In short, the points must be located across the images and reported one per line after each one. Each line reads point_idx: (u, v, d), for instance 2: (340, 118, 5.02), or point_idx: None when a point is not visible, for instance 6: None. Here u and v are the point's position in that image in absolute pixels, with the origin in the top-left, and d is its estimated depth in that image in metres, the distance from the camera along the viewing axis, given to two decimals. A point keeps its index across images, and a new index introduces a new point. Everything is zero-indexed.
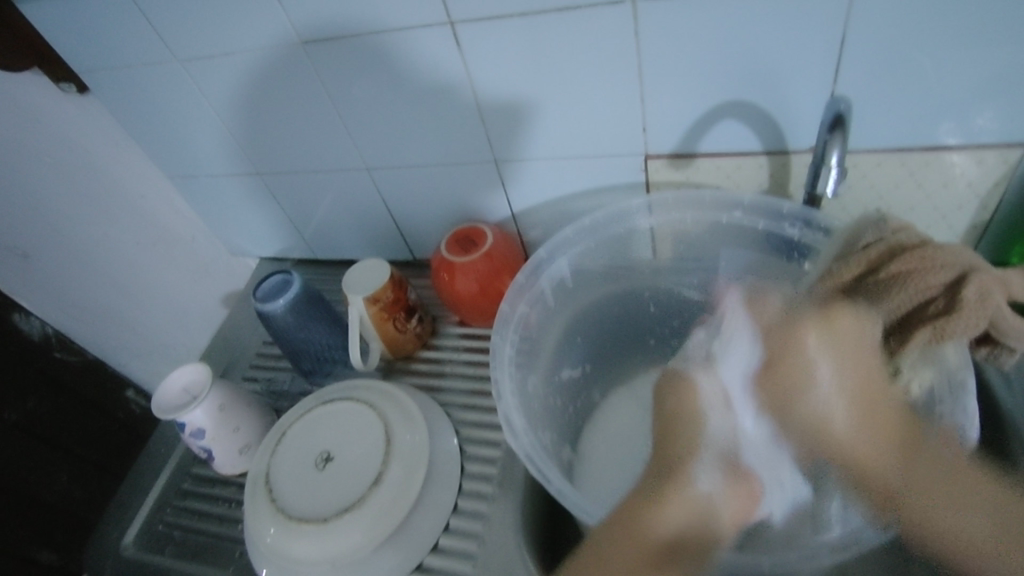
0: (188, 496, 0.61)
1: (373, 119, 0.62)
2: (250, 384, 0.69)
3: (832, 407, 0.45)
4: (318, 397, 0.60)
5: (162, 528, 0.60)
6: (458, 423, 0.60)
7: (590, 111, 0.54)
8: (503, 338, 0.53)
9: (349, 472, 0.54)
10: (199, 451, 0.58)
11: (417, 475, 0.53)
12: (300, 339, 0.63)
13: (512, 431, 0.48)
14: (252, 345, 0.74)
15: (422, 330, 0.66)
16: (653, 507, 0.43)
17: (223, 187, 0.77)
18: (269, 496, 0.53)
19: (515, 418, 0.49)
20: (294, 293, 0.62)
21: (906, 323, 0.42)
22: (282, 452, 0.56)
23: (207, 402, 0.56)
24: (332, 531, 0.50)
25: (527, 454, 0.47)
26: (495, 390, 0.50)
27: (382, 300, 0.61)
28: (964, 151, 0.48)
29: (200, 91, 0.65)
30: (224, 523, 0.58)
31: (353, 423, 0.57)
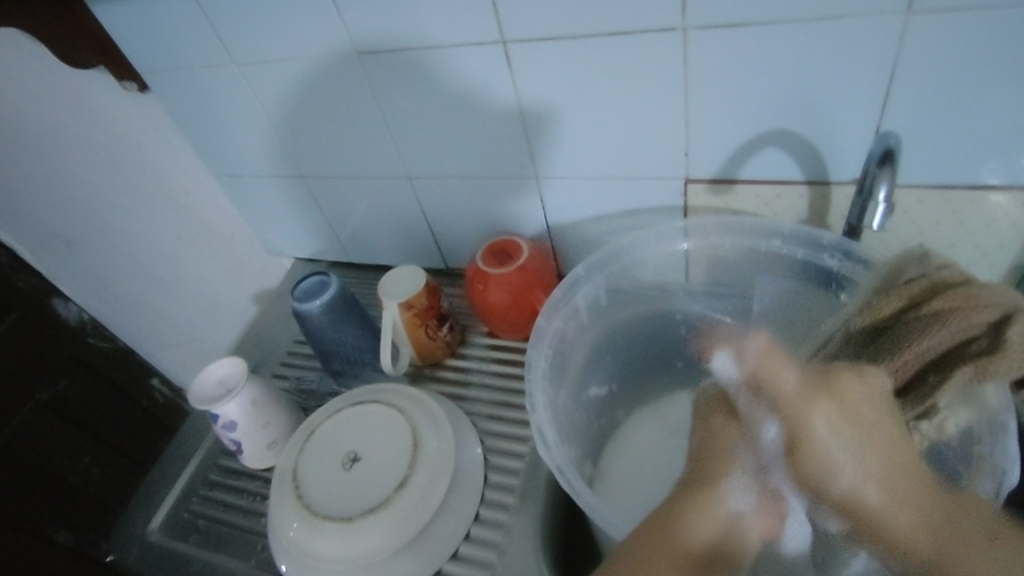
0: (215, 487, 0.62)
1: (418, 130, 0.63)
2: (280, 381, 0.71)
3: (861, 494, 0.41)
4: (347, 398, 0.61)
5: (187, 517, 0.61)
6: (484, 433, 0.60)
7: (632, 133, 0.55)
8: (537, 350, 0.53)
9: (375, 474, 0.54)
10: (229, 443, 0.59)
11: (442, 481, 0.53)
12: (333, 339, 0.65)
13: (543, 443, 0.48)
14: (283, 343, 0.75)
15: (452, 338, 0.67)
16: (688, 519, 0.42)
17: (265, 188, 0.79)
18: (296, 492, 0.54)
19: (548, 431, 0.49)
20: (331, 294, 0.63)
21: (946, 361, 0.42)
22: (310, 450, 0.57)
23: (240, 396, 0.57)
24: (355, 530, 0.51)
25: (557, 466, 0.47)
26: (528, 402, 0.50)
27: (416, 306, 0.62)
28: (1008, 191, 0.48)
29: (252, 94, 0.67)
30: (248, 515, 0.59)
31: (382, 425, 0.58)
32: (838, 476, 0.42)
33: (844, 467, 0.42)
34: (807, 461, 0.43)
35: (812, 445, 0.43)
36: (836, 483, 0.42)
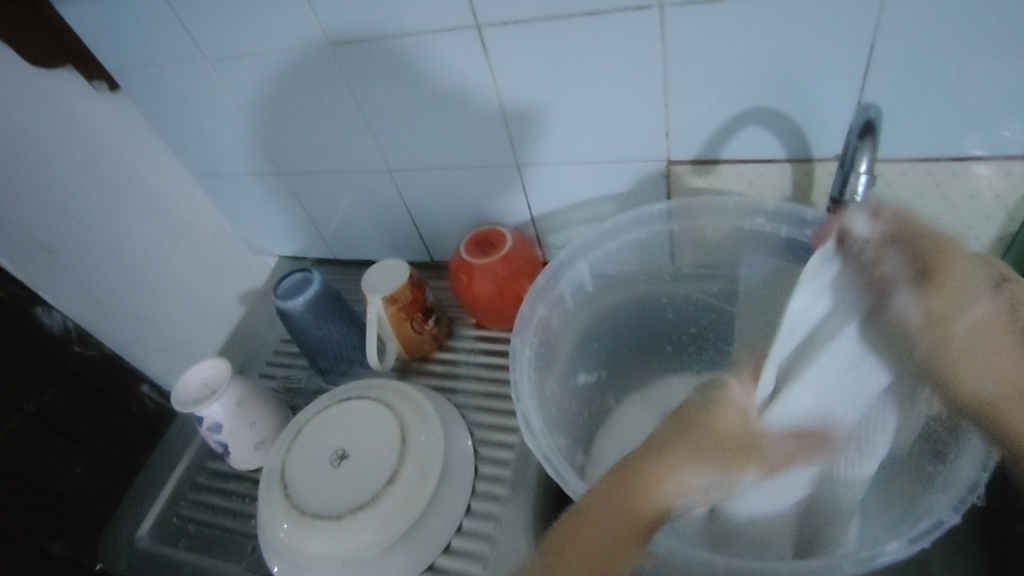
0: (203, 490, 0.62)
1: (397, 121, 0.62)
2: (267, 381, 0.70)
3: (981, 317, 0.40)
4: (334, 396, 0.61)
5: (176, 521, 0.60)
6: (473, 425, 0.60)
7: (612, 116, 0.54)
8: (521, 337, 0.53)
9: (363, 471, 0.54)
10: (215, 445, 0.58)
11: (432, 475, 0.52)
12: (318, 337, 0.64)
13: (530, 432, 0.48)
14: (269, 342, 0.74)
15: (438, 331, 0.66)
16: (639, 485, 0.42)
17: (245, 186, 0.78)
18: (284, 492, 0.53)
19: (534, 420, 0.49)
20: (314, 290, 0.62)
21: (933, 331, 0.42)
22: (297, 449, 0.57)
23: (224, 397, 0.56)
24: (345, 528, 0.50)
25: (544, 455, 0.47)
26: (514, 391, 0.49)
27: (400, 300, 0.61)
28: (992, 162, 0.47)
29: (226, 89, 0.66)
30: (237, 518, 0.58)
31: (369, 421, 0.57)
32: (971, 303, 0.40)
33: (975, 305, 0.40)
34: (944, 287, 0.41)
35: (949, 281, 0.41)
36: (966, 314, 0.40)
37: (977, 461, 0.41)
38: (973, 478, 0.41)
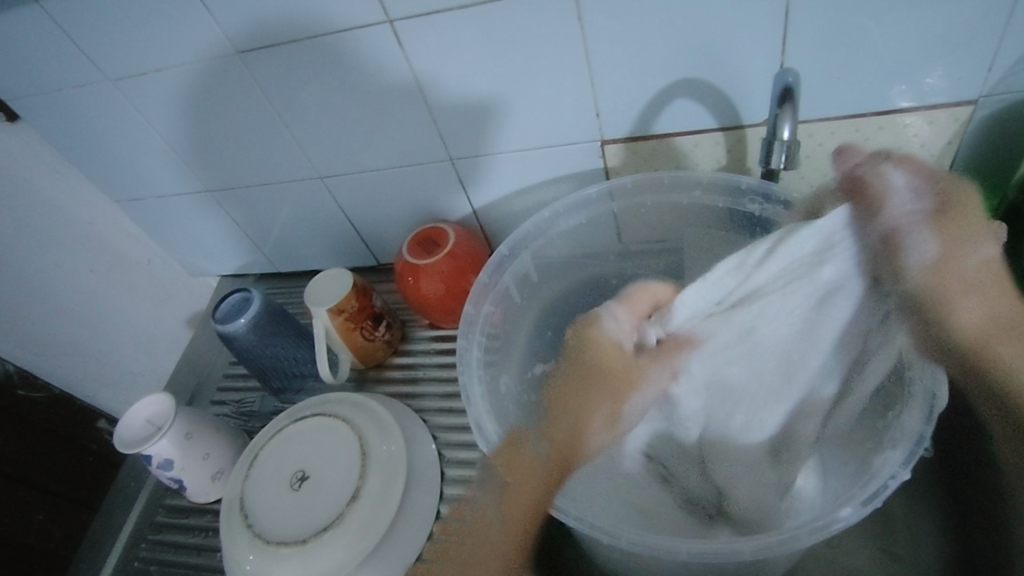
0: (163, 528, 0.59)
1: (321, 125, 0.60)
2: (219, 407, 0.67)
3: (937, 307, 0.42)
4: (289, 415, 0.58)
5: (138, 565, 0.57)
6: (436, 428, 0.59)
7: (541, 101, 0.53)
8: (464, 335, 0.52)
9: (325, 490, 0.52)
10: (168, 482, 0.56)
11: (397, 486, 0.51)
12: (268, 356, 0.62)
13: (483, 436, 0.47)
14: (218, 366, 0.71)
15: (392, 336, 0.64)
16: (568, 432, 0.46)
17: (172, 207, 0.74)
18: (246, 522, 0.51)
19: (486, 422, 0.48)
20: (255, 309, 0.60)
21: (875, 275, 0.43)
22: (255, 475, 0.54)
23: (171, 431, 0.54)
24: (313, 551, 0.48)
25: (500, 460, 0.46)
26: (464, 395, 0.48)
27: (346, 310, 0.59)
28: (917, 112, 0.48)
29: (134, 108, 0.62)
30: (202, 553, 0.56)
31: (327, 436, 0.55)
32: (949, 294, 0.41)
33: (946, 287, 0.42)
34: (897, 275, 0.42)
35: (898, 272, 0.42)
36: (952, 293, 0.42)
37: (926, 410, 0.40)
38: (918, 430, 0.39)
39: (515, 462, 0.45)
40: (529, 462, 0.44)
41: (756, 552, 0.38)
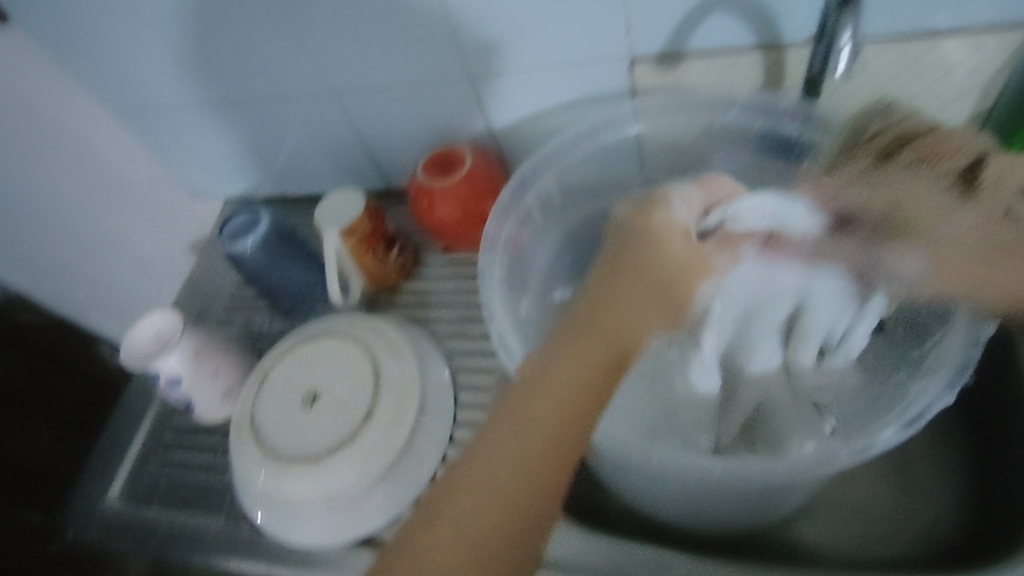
0: (171, 446, 0.58)
1: (332, 33, 0.56)
2: (226, 328, 0.66)
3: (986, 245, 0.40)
4: (299, 336, 0.57)
5: (146, 481, 0.57)
6: (449, 354, 0.58)
7: (571, 11, 0.49)
8: (487, 252, 0.49)
9: (338, 409, 0.51)
10: (177, 399, 0.55)
11: (410, 409, 0.50)
12: (276, 277, 0.60)
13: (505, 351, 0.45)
14: (224, 288, 0.70)
15: (404, 261, 0.63)
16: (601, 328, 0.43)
17: (174, 122, 0.71)
18: (258, 440, 0.51)
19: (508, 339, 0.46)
20: (263, 228, 0.58)
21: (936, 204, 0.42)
22: (266, 394, 0.53)
23: (180, 347, 0.53)
24: (326, 467, 0.48)
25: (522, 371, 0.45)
26: (484, 311, 0.46)
27: (359, 231, 0.58)
28: (961, 37, 0.45)
29: (132, 9, 0.58)
30: (212, 470, 0.56)
31: (339, 358, 0.54)
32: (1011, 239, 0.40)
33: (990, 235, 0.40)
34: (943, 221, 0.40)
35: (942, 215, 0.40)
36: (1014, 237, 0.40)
37: (970, 337, 0.40)
38: (962, 360, 0.40)
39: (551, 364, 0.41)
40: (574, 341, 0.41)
41: (788, 475, 0.38)
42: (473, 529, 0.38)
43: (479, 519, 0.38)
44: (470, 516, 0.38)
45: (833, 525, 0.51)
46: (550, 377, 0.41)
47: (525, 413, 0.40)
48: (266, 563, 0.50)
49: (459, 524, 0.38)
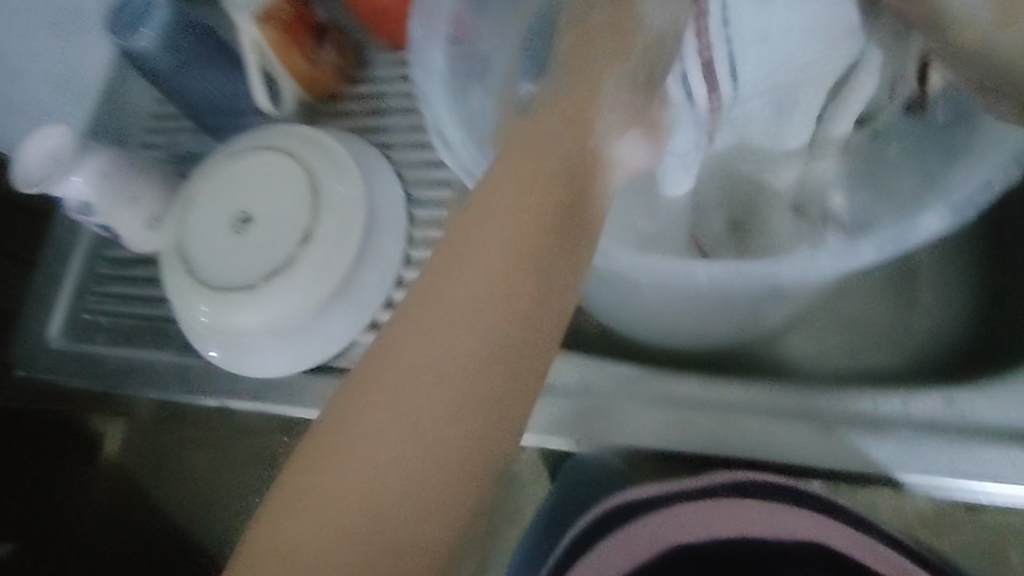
0: (109, 281, 0.53)
1: None
2: (150, 149, 0.57)
3: None
4: (226, 150, 0.49)
5: (87, 317, 0.53)
6: (400, 166, 0.50)
7: None
8: (418, 20, 0.39)
9: (273, 232, 0.45)
10: (97, 228, 0.49)
11: (356, 228, 0.44)
12: (192, 85, 0.51)
13: (443, 144, 0.37)
14: (143, 102, 0.59)
15: (343, 59, 0.52)
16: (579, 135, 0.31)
17: None
18: (188, 270, 0.45)
19: (448, 127, 0.37)
20: (160, 21, 0.47)
21: None
22: (193, 218, 0.47)
23: (83, 170, 0.45)
24: (266, 295, 0.43)
25: (464, 170, 0.36)
26: (419, 94, 0.37)
27: (278, 17, 0.47)
28: None
29: None
30: (155, 304, 0.52)
31: (271, 174, 0.46)
32: None
33: None
34: None
35: None
36: None
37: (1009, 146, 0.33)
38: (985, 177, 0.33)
39: (464, 243, 0.28)
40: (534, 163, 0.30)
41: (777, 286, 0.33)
42: (347, 501, 0.25)
43: (354, 478, 0.25)
44: (339, 474, 0.25)
45: (826, 335, 0.47)
46: (462, 261, 0.28)
47: (469, 271, 0.27)
48: (219, 397, 0.47)
49: (326, 495, 0.25)
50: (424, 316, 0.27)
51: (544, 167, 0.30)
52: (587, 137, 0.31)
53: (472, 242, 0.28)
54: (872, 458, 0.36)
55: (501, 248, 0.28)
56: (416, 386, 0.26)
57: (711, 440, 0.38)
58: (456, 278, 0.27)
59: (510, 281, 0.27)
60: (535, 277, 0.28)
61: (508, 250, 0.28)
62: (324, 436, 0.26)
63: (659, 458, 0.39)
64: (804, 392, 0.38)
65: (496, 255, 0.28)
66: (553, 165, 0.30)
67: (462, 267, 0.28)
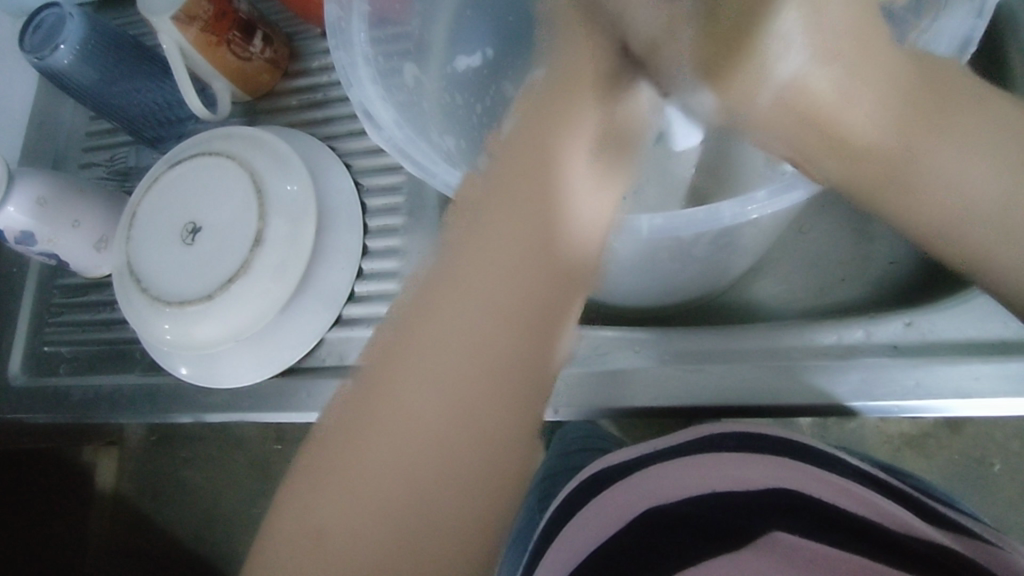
0: (64, 309, 0.52)
1: None
2: (88, 169, 0.55)
3: None
4: (165, 160, 0.47)
5: (47, 350, 0.51)
6: (347, 157, 0.49)
7: None
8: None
9: (224, 238, 0.43)
10: (42, 257, 0.47)
11: (306, 225, 0.43)
12: (123, 100, 0.49)
13: (372, 124, 0.34)
14: (74, 121, 0.57)
15: (275, 52, 0.51)
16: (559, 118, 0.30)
17: None
18: (141, 287, 0.44)
19: (378, 108, 0.35)
20: (76, 34, 0.45)
21: None
22: (140, 234, 0.45)
23: (17, 199, 0.44)
24: (224, 304, 0.42)
25: (398, 148, 0.34)
26: (342, 77, 0.35)
27: (199, 16, 0.45)
28: None
29: None
30: (115, 327, 0.50)
31: (213, 179, 0.45)
32: None
33: None
34: None
35: None
36: None
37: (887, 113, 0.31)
38: None
39: (473, 261, 0.28)
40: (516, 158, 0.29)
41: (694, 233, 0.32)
42: (358, 506, 0.26)
43: (363, 486, 0.26)
44: (351, 485, 0.26)
45: (789, 275, 0.48)
46: (471, 281, 0.28)
47: (466, 275, 0.28)
48: (193, 412, 0.46)
49: (342, 495, 0.26)
50: (442, 340, 0.27)
51: (556, 183, 0.29)
52: (572, 120, 0.30)
53: (482, 263, 0.28)
54: (836, 390, 0.36)
55: (512, 278, 0.28)
56: (428, 407, 0.27)
57: (682, 391, 0.38)
58: (452, 286, 0.28)
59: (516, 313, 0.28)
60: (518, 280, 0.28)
61: (517, 281, 0.28)
62: (341, 439, 0.27)
63: (630, 415, 0.39)
64: (771, 333, 0.38)
65: (504, 283, 0.28)
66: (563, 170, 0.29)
67: (473, 291, 0.28)
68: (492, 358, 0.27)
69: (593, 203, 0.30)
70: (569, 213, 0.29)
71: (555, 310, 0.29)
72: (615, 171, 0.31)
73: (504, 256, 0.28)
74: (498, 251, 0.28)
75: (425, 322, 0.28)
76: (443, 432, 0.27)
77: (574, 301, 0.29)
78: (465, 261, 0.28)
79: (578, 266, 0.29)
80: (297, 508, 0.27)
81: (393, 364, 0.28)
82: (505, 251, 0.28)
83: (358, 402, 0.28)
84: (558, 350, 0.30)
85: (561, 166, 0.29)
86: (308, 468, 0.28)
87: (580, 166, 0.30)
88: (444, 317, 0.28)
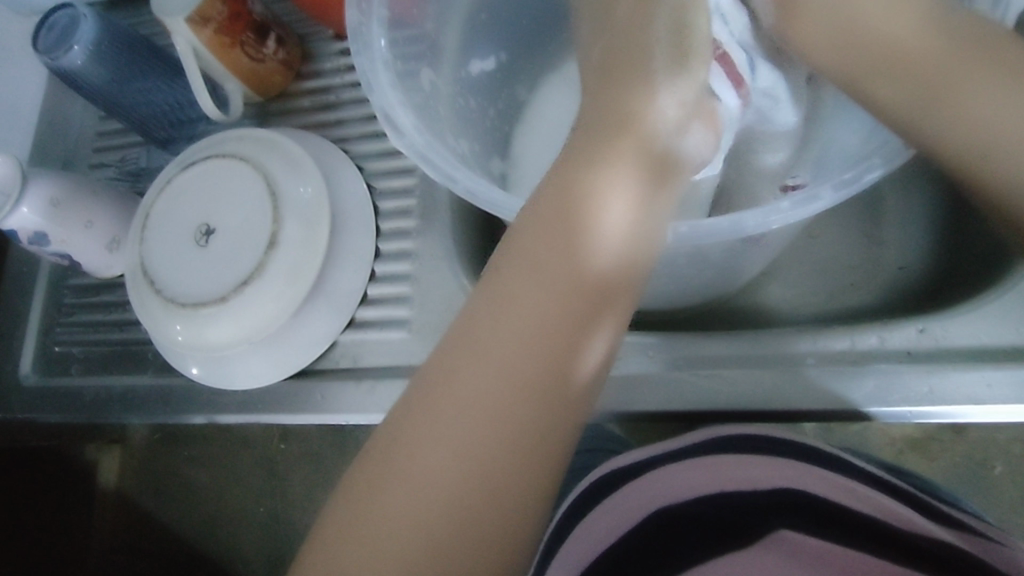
0: (76, 310, 0.52)
1: None
2: (98, 170, 0.55)
3: None
4: (179, 162, 0.47)
5: (59, 350, 0.51)
6: (360, 159, 0.49)
7: None
8: (353, 2, 0.37)
9: (239, 241, 0.44)
10: (55, 258, 0.47)
11: (321, 228, 0.43)
12: (135, 101, 0.49)
13: (393, 129, 0.35)
14: (83, 121, 0.57)
15: (288, 54, 0.51)
16: (592, 157, 0.31)
17: None
18: (156, 290, 0.44)
19: (398, 113, 0.35)
20: (88, 33, 0.46)
21: None
22: (154, 236, 0.45)
23: (30, 200, 0.44)
24: (239, 307, 0.42)
25: (421, 155, 0.34)
26: (362, 81, 0.35)
27: (213, 18, 0.45)
28: None
29: None
30: (127, 328, 0.51)
31: (228, 182, 0.45)
32: None
33: None
34: None
35: None
36: None
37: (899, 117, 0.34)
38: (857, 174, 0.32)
39: (504, 289, 0.30)
40: (552, 195, 0.31)
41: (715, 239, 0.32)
42: (397, 521, 0.28)
43: (405, 504, 0.28)
44: (390, 502, 0.28)
45: (800, 279, 0.48)
46: (507, 312, 0.30)
47: (505, 308, 0.30)
48: (206, 414, 0.46)
49: (383, 509, 0.28)
50: (477, 362, 0.29)
51: (581, 211, 0.30)
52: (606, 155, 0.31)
53: (513, 290, 0.30)
54: (850, 396, 0.36)
55: (540, 306, 0.29)
56: (467, 430, 0.28)
57: (696, 396, 0.38)
58: (491, 318, 0.30)
59: (550, 343, 0.29)
60: (551, 311, 0.29)
61: (546, 309, 0.29)
62: (383, 458, 0.29)
63: (645, 420, 0.40)
64: (786, 339, 0.38)
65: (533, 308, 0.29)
66: (596, 203, 0.30)
67: (511, 321, 0.30)
68: (528, 385, 0.29)
69: (626, 232, 0.30)
70: (601, 243, 0.30)
71: (583, 333, 0.30)
72: (653, 198, 0.31)
73: (541, 290, 0.30)
74: (534, 285, 0.30)
75: (462, 346, 0.30)
76: (476, 446, 0.28)
77: (603, 325, 0.30)
78: (497, 287, 0.30)
79: (608, 289, 0.30)
80: (340, 520, 0.29)
81: (433, 385, 0.30)
82: (542, 286, 0.30)
83: (402, 423, 0.30)
84: (588, 373, 0.30)
85: (586, 194, 0.30)
86: (351, 481, 0.29)
87: (613, 198, 0.30)
88: (478, 341, 0.30)
